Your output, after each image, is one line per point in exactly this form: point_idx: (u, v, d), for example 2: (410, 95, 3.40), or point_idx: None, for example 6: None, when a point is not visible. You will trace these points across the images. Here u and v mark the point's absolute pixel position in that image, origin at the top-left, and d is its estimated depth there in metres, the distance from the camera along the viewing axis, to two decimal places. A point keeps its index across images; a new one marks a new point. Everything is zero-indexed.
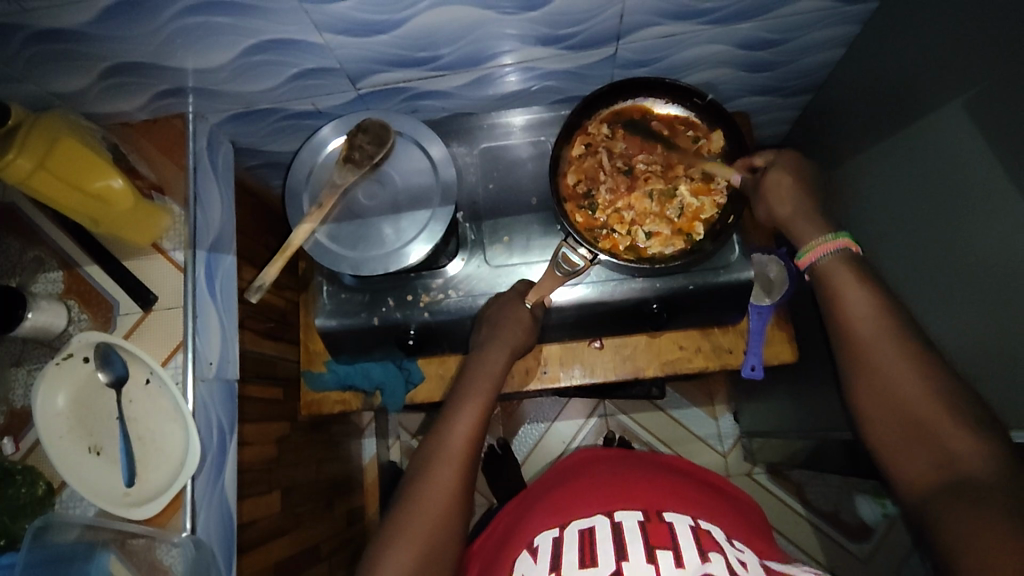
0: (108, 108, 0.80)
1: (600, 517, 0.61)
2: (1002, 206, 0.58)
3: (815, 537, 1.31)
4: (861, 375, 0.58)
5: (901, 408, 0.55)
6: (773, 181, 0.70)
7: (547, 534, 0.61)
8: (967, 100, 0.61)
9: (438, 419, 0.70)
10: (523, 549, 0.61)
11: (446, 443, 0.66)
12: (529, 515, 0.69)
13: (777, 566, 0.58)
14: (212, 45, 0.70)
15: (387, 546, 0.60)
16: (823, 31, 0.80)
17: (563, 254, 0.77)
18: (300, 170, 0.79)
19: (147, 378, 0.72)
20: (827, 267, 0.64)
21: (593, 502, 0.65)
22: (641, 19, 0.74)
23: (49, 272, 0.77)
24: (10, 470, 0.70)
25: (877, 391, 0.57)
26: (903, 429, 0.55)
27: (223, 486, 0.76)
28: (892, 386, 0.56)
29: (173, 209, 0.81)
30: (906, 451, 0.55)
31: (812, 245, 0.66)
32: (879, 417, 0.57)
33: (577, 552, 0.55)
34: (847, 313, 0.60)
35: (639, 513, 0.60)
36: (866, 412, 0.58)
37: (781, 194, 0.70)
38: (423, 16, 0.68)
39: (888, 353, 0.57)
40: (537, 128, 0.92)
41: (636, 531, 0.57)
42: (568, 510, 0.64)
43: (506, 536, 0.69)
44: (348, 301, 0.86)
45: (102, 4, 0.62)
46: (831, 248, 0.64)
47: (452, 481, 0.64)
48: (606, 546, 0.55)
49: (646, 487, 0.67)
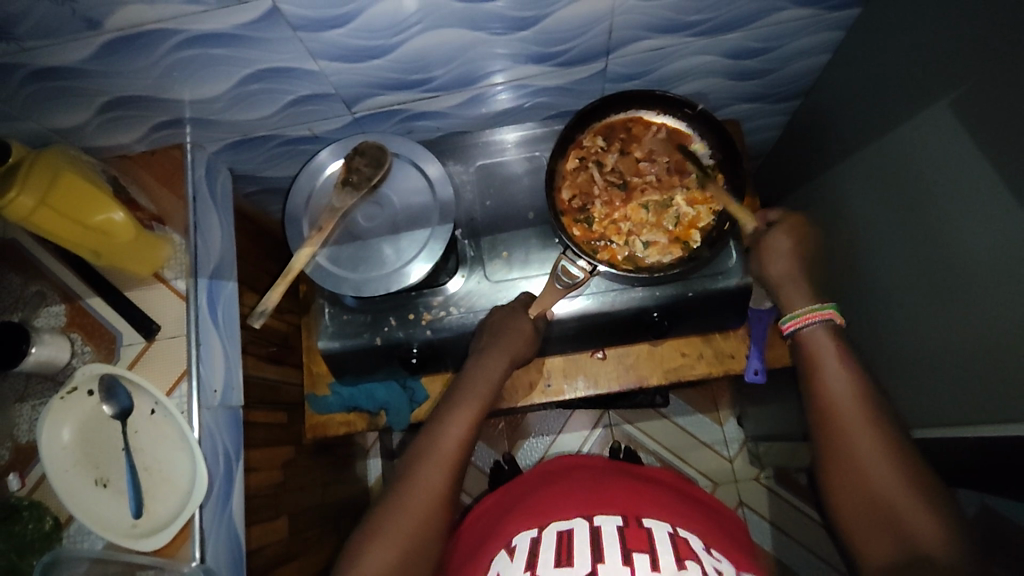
0: (107, 141, 0.81)
1: (579, 520, 0.61)
2: (993, 203, 0.58)
3: (826, 540, 1.30)
4: (832, 445, 0.59)
5: (869, 494, 0.56)
6: (767, 243, 0.73)
7: (525, 535, 0.61)
8: (952, 100, 0.62)
9: (428, 423, 0.70)
10: (502, 548, 0.61)
11: (439, 448, 0.66)
12: (507, 517, 0.69)
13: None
14: (208, 76, 0.71)
15: (370, 545, 0.59)
16: (808, 38, 0.81)
17: (562, 267, 0.78)
18: (299, 195, 0.80)
19: (152, 408, 0.72)
20: (808, 335, 0.66)
21: (570, 506, 0.65)
22: (628, 35, 0.76)
23: (51, 305, 0.77)
24: (17, 506, 0.70)
25: (842, 467, 0.58)
26: (870, 516, 0.55)
27: (230, 513, 0.76)
28: (857, 460, 0.57)
29: (174, 239, 0.81)
30: (871, 538, 0.55)
31: (799, 312, 0.68)
32: (845, 494, 0.57)
33: (554, 552, 0.55)
34: (824, 381, 0.62)
35: (618, 518, 0.61)
36: (828, 485, 0.59)
37: (775, 259, 0.73)
38: (415, 40, 0.69)
39: (862, 433, 0.58)
40: (531, 143, 0.93)
41: (614, 535, 0.57)
42: (547, 513, 0.65)
43: (483, 536, 0.69)
44: (350, 323, 0.87)
45: (101, 40, 0.63)
46: (815, 320, 0.67)
47: (440, 488, 0.63)
48: (583, 547, 0.55)
49: (625, 494, 0.67)
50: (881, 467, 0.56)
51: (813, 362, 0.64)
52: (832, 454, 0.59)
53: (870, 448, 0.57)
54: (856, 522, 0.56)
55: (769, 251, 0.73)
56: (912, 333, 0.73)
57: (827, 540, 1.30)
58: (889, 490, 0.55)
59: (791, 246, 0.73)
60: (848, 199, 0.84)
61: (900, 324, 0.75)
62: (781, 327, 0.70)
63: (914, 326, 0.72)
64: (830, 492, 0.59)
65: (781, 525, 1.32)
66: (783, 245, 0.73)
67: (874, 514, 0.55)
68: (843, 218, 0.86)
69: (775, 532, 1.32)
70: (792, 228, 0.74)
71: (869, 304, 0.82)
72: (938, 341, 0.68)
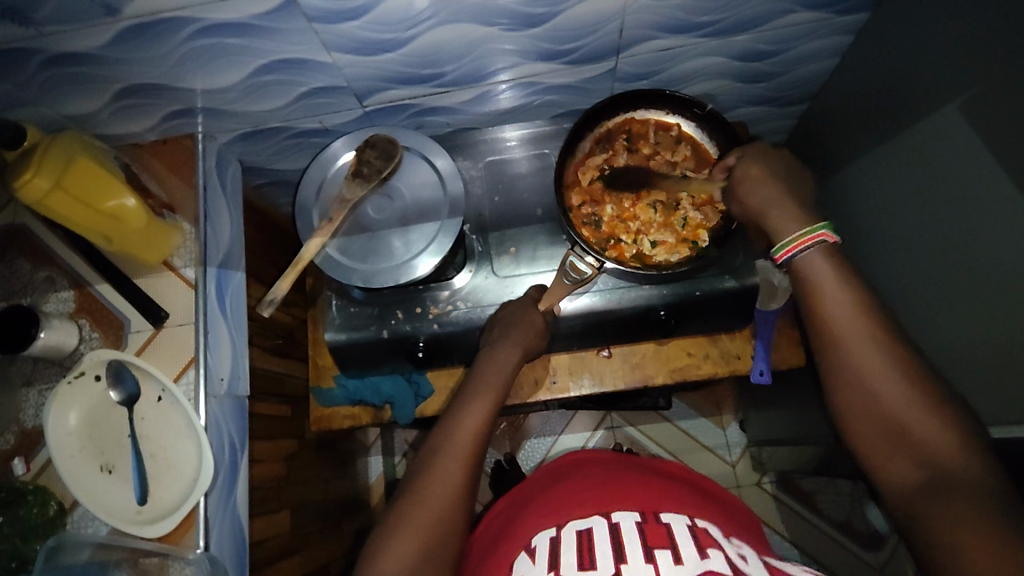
0: (120, 130, 0.81)
1: (597, 518, 0.60)
2: (1002, 204, 0.59)
3: (827, 546, 1.30)
4: (840, 367, 0.56)
5: (884, 417, 0.53)
6: (742, 174, 0.68)
7: (544, 535, 0.61)
8: (962, 103, 0.63)
9: (443, 417, 0.70)
10: (522, 549, 0.60)
11: (451, 438, 0.66)
12: (522, 515, 0.69)
13: (777, 562, 0.57)
14: (222, 66, 0.71)
15: (387, 538, 0.60)
16: (817, 41, 0.82)
17: (570, 263, 0.78)
18: (309, 186, 0.80)
19: (158, 395, 0.72)
20: (802, 263, 0.60)
21: (587, 504, 0.64)
22: (639, 33, 0.76)
23: (60, 291, 0.78)
24: (20, 491, 0.70)
25: (853, 388, 0.55)
26: (885, 436, 0.54)
27: (234, 503, 0.76)
28: (868, 386, 0.54)
29: (184, 227, 0.81)
30: (889, 458, 0.53)
31: (790, 239, 0.61)
32: (858, 417, 0.55)
33: (575, 555, 0.55)
34: (825, 305, 0.58)
35: (637, 514, 0.60)
36: (843, 409, 0.56)
37: (751, 189, 0.67)
38: (428, 34, 0.70)
39: (870, 356, 0.55)
40: (538, 142, 0.94)
41: (634, 533, 0.56)
42: (564, 512, 0.64)
43: (500, 535, 0.69)
44: (357, 315, 0.87)
45: (118, 27, 0.63)
46: (809, 244, 0.59)
47: (456, 476, 0.63)
48: (604, 547, 0.54)
49: (640, 491, 0.66)
50: (891, 388, 0.53)
51: (810, 286, 0.59)
52: (841, 381, 0.56)
53: (878, 368, 0.54)
54: (873, 442, 0.54)
55: (745, 182, 0.67)
56: (916, 336, 0.74)
57: (829, 547, 1.30)
58: (903, 409, 0.53)
59: (765, 172, 0.67)
60: (855, 202, 0.85)
61: (905, 326, 0.76)
62: (772, 258, 0.63)
63: (919, 328, 0.73)
64: (846, 417, 0.56)
65: (784, 530, 1.32)
66: (756, 172, 0.67)
67: (889, 434, 0.53)
68: (851, 220, 0.87)
69: (779, 538, 1.31)
70: (760, 154, 0.69)
71: None
72: (944, 343, 0.69)
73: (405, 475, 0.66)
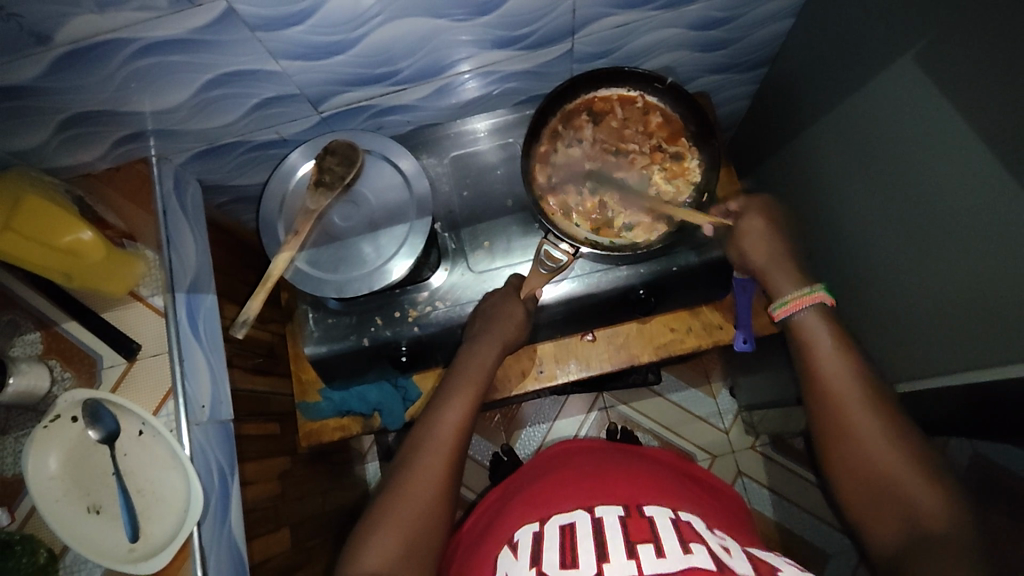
0: (69, 160, 0.78)
1: (580, 511, 0.60)
2: (960, 152, 0.59)
3: (824, 501, 1.32)
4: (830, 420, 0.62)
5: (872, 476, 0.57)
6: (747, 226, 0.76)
7: (527, 529, 0.60)
8: (916, 54, 0.63)
9: (425, 412, 0.70)
10: (505, 544, 0.60)
11: (435, 436, 0.66)
12: (507, 509, 0.68)
13: (759, 553, 0.57)
14: (168, 84, 0.69)
15: (371, 538, 0.59)
16: (772, 3, 0.81)
17: (545, 252, 0.78)
18: (272, 200, 0.78)
19: (139, 429, 0.70)
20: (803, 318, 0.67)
21: (571, 497, 0.64)
22: (593, 11, 0.75)
23: (26, 334, 0.75)
24: (8, 541, 0.67)
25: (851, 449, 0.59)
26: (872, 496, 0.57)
27: (227, 528, 0.75)
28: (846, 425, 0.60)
29: (146, 254, 0.78)
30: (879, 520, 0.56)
31: (789, 299, 0.68)
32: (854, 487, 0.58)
33: (557, 550, 0.54)
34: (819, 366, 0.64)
35: (621, 508, 0.60)
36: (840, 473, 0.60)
37: (756, 243, 0.74)
38: (378, 32, 0.68)
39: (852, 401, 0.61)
40: (503, 131, 0.92)
41: (617, 527, 0.56)
42: (548, 505, 0.64)
43: (485, 530, 0.68)
44: (335, 326, 0.86)
45: (52, 55, 0.61)
46: (805, 304, 0.67)
47: (441, 474, 0.63)
48: (587, 543, 0.54)
49: (629, 481, 0.66)
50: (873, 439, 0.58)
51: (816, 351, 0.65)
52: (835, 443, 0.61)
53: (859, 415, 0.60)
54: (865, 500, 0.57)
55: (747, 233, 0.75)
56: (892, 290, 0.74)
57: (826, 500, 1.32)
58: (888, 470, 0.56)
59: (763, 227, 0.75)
60: (822, 162, 0.85)
61: (880, 281, 0.76)
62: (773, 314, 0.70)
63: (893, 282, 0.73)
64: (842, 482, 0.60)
65: (783, 491, 1.33)
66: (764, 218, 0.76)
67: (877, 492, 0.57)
68: (819, 180, 0.87)
69: (777, 499, 1.33)
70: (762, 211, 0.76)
71: (851, 265, 0.82)
72: (915, 296, 0.69)
73: (386, 476, 0.66)
